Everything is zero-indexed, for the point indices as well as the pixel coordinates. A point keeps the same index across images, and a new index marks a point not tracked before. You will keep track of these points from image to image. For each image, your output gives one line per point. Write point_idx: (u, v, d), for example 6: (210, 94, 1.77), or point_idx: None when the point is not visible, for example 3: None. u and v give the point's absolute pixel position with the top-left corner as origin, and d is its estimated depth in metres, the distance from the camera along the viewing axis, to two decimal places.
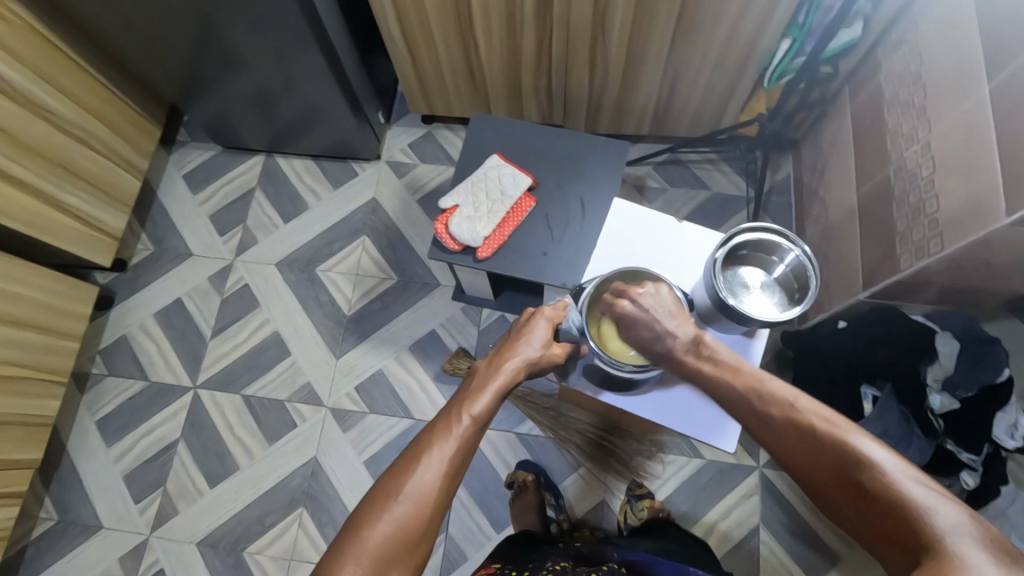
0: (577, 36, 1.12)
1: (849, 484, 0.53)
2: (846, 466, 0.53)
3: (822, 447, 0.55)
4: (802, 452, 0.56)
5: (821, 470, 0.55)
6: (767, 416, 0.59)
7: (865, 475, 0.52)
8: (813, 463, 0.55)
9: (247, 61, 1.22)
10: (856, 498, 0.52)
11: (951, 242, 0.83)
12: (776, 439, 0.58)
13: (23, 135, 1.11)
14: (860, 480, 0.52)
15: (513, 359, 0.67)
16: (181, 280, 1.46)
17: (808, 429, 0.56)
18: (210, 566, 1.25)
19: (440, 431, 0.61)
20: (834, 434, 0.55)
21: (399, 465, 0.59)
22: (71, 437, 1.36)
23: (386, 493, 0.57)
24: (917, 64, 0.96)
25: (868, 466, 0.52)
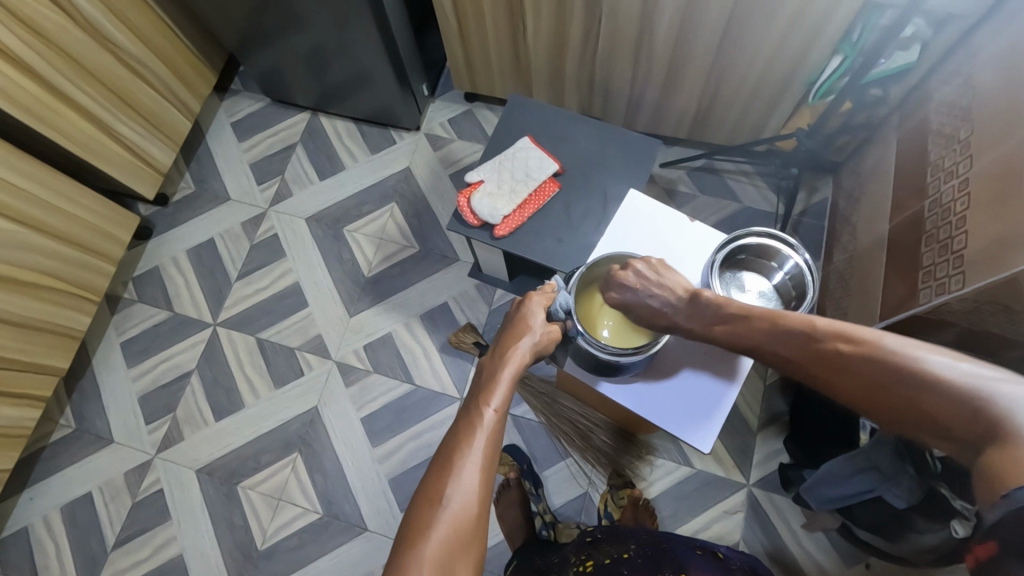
0: (624, 30, 1.12)
1: (890, 389, 0.53)
2: (889, 372, 0.53)
3: (858, 365, 0.56)
4: (837, 374, 0.57)
5: (863, 385, 0.55)
6: (795, 350, 0.60)
7: (906, 373, 0.52)
8: (852, 383, 0.56)
9: (303, 20, 1.26)
10: (903, 403, 0.52)
11: (973, 282, 0.81)
12: (810, 372, 0.59)
13: (86, 62, 1.17)
14: (907, 376, 0.52)
15: (519, 343, 0.65)
16: (216, 221, 1.53)
17: (836, 354, 0.57)
18: (205, 492, 1.32)
19: (470, 428, 0.58)
20: (863, 348, 0.56)
21: (435, 472, 0.55)
22: (97, 353, 1.44)
23: (428, 501, 0.53)
24: (968, 97, 0.92)
25: (910, 367, 0.52)
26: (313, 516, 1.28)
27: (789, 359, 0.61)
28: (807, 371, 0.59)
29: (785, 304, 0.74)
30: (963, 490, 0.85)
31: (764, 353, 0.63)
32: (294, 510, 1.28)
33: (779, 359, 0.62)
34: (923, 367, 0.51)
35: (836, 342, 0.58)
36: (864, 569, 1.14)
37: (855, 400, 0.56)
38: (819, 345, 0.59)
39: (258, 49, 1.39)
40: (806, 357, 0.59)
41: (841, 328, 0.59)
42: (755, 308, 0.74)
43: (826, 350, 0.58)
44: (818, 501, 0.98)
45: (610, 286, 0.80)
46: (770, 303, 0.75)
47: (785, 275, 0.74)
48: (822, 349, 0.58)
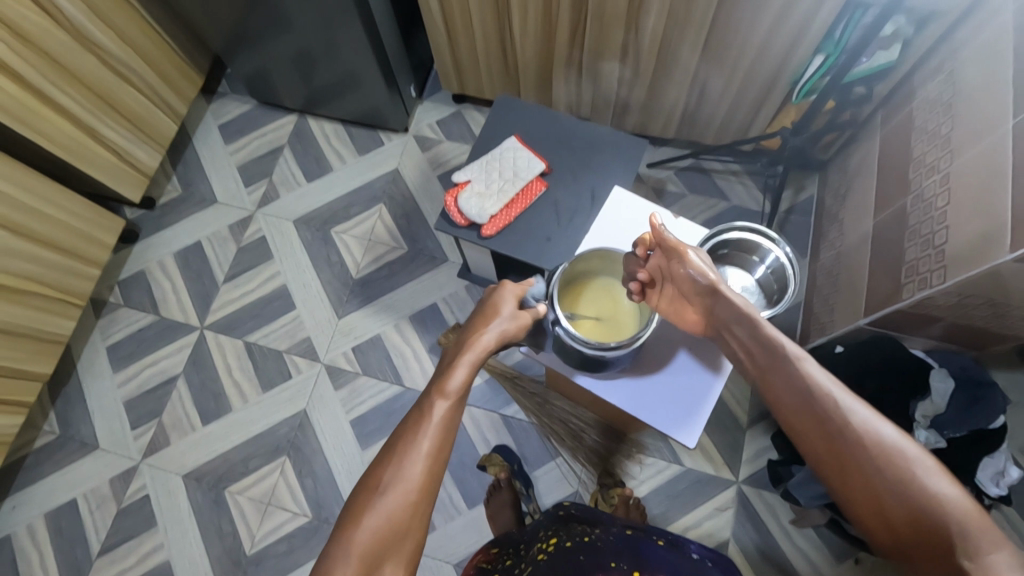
0: (610, 30, 1.12)
1: (906, 510, 0.51)
2: (908, 500, 0.51)
3: (892, 477, 0.52)
4: (856, 470, 0.54)
5: (881, 490, 0.52)
6: (830, 426, 0.56)
7: (927, 508, 0.50)
8: (872, 482, 0.53)
9: (289, 23, 1.25)
10: (906, 527, 0.51)
11: (955, 275, 0.82)
12: (796, 420, 0.59)
13: (70, 65, 1.16)
14: (892, 464, 0.53)
15: (484, 331, 0.65)
16: (203, 224, 1.52)
17: (833, 417, 0.56)
18: (192, 498, 1.30)
19: (420, 414, 0.58)
20: (903, 467, 0.52)
21: (383, 457, 0.56)
22: (82, 358, 1.43)
23: (368, 486, 0.54)
24: (949, 94, 0.94)
25: (933, 502, 0.50)
26: (302, 520, 1.26)
27: (809, 419, 0.57)
28: (830, 444, 0.56)
29: (768, 298, 0.75)
30: None
31: (795, 409, 0.59)
32: (283, 514, 1.27)
33: (809, 422, 0.57)
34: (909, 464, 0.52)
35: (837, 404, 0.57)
36: (853, 564, 1.15)
37: (862, 500, 0.53)
38: (859, 431, 0.55)
39: (244, 52, 1.38)
40: (840, 434, 0.55)
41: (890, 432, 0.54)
42: None
43: (863, 440, 0.54)
44: (806, 497, 0.99)
45: (591, 283, 0.80)
46: (753, 297, 0.75)
47: (767, 269, 0.74)
48: (872, 443, 0.54)
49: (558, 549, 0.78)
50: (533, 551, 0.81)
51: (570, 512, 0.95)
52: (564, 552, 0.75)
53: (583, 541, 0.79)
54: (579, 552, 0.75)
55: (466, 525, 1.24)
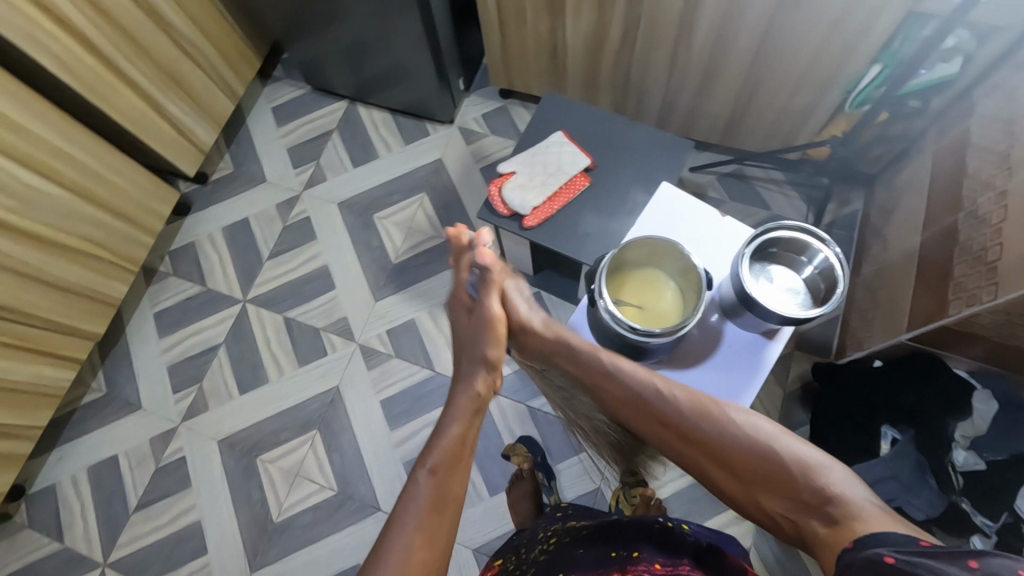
0: (663, 31, 1.13)
1: (771, 475, 0.57)
2: (772, 464, 0.57)
3: (755, 449, 0.58)
4: (733, 453, 0.59)
5: (749, 464, 0.58)
6: (704, 423, 0.62)
7: (788, 466, 0.56)
8: (739, 459, 0.59)
9: (350, 12, 1.29)
10: (780, 489, 0.56)
11: (1006, 293, 0.81)
12: (665, 424, 0.65)
13: (142, 42, 1.23)
14: (749, 442, 0.59)
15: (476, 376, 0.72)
16: (252, 202, 1.57)
17: (692, 413, 0.63)
18: (225, 463, 1.35)
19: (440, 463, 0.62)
20: (761, 439, 0.59)
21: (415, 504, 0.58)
22: (131, 322, 1.49)
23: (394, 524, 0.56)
24: (1009, 110, 0.92)
25: (791, 460, 0.57)
26: (327, 494, 1.30)
27: (672, 420, 0.64)
28: (699, 434, 0.62)
29: (814, 299, 0.74)
30: (985, 506, 0.92)
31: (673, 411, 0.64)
32: (311, 486, 1.31)
33: (687, 422, 0.63)
34: (761, 436, 0.59)
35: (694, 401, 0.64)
36: None
37: (738, 473, 0.59)
38: (718, 418, 0.62)
39: (303, 38, 1.43)
40: (702, 426, 0.62)
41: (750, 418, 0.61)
42: (783, 302, 0.74)
43: (725, 425, 0.61)
44: None
45: (636, 271, 0.80)
46: (797, 297, 0.75)
47: (814, 270, 0.74)
48: (736, 428, 0.60)
49: (557, 545, 0.80)
50: (539, 543, 0.84)
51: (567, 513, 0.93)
52: (565, 550, 0.76)
53: (580, 533, 0.80)
54: (579, 546, 0.75)
55: (486, 512, 1.26)
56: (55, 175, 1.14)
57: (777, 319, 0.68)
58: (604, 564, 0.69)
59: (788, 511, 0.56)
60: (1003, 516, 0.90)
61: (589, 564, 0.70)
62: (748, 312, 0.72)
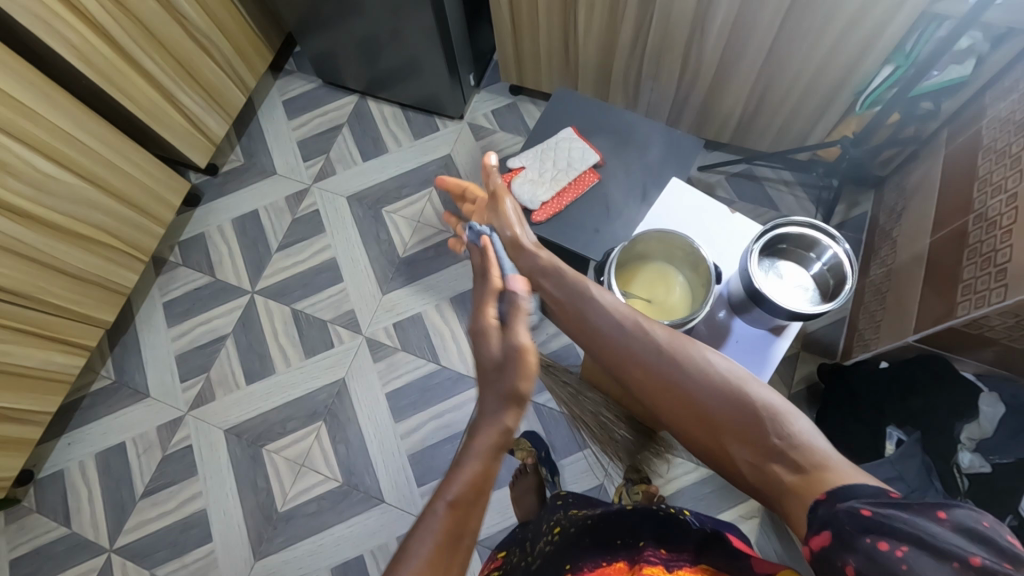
0: (676, 30, 1.13)
1: (739, 417, 0.56)
2: (743, 408, 0.56)
3: (726, 393, 0.58)
4: (704, 394, 0.59)
5: (718, 405, 0.58)
6: (677, 361, 0.62)
7: (757, 411, 0.55)
8: (708, 399, 0.58)
9: (363, 6, 1.30)
10: (747, 432, 0.55)
11: (1015, 295, 0.81)
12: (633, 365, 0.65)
13: (157, 32, 1.24)
14: (715, 383, 0.59)
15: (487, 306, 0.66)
16: (262, 194, 1.58)
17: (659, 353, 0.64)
18: (232, 452, 1.36)
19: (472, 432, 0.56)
20: (735, 383, 0.58)
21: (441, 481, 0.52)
22: (140, 311, 1.51)
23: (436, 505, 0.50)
24: (1022, 113, 0.92)
25: (763, 406, 0.56)
26: (332, 485, 1.31)
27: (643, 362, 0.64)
28: (668, 374, 0.61)
29: (822, 296, 0.74)
30: (991, 507, 0.91)
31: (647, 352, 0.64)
32: (316, 477, 1.32)
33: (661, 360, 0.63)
34: (728, 379, 0.58)
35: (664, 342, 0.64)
36: None
37: (704, 415, 0.58)
38: (688, 359, 0.62)
39: (316, 32, 1.44)
40: (669, 362, 0.62)
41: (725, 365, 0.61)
42: (792, 298, 0.74)
43: (697, 366, 0.60)
44: None
45: (645, 266, 0.81)
46: (806, 294, 0.75)
47: (823, 266, 0.74)
48: (709, 370, 0.60)
49: (561, 535, 0.80)
50: (544, 533, 0.85)
51: (568, 501, 0.93)
52: (573, 541, 0.76)
53: (581, 520, 0.80)
54: (582, 534, 0.76)
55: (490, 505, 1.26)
56: (69, 163, 1.15)
57: (785, 314, 0.68)
58: (608, 551, 0.70)
59: (750, 457, 0.55)
60: (1008, 518, 0.89)
61: (595, 556, 0.70)
62: (756, 308, 0.72)
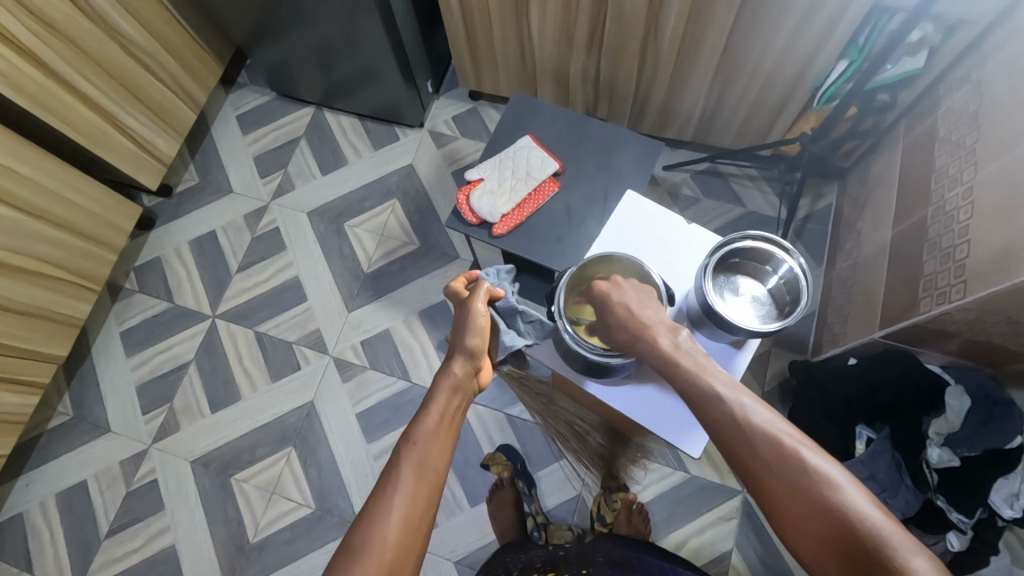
0: (629, 32, 1.11)
1: (808, 501, 0.53)
2: (817, 493, 0.53)
3: (795, 469, 0.55)
4: (771, 470, 0.56)
5: (786, 483, 0.54)
6: (743, 429, 0.58)
7: (832, 496, 0.53)
8: (778, 477, 0.55)
9: (311, 17, 1.26)
10: (821, 519, 0.52)
11: (974, 292, 0.80)
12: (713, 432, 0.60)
13: (92, 51, 1.18)
14: (780, 460, 0.56)
15: (450, 365, 0.68)
16: (219, 213, 1.53)
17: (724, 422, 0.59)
18: (200, 483, 1.32)
19: (401, 468, 0.60)
20: (808, 461, 0.55)
21: (361, 520, 0.57)
22: (97, 341, 1.45)
23: (345, 551, 0.55)
24: (976, 105, 0.91)
25: (833, 487, 0.53)
26: (306, 511, 1.27)
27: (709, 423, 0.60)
28: (734, 446, 0.58)
29: (779, 309, 0.73)
30: (961, 501, 0.92)
31: (710, 411, 0.61)
32: (288, 503, 1.28)
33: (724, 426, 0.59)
34: (796, 458, 0.55)
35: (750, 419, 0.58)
36: None
37: (769, 489, 0.55)
38: (755, 430, 0.58)
39: (264, 43, 1.39)
40: (733, 434, 0.58)
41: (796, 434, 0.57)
42: (748, 313, 0.73)
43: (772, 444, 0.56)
44: None
45: None
46: (762, 309, 0.73)
47: (779, 279, 0.73)
48: (771, 437, 0.57)
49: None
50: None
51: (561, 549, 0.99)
52: None
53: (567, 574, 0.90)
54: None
55: (467, 522, 1.24)
56: (4, 195, 1.10)
57: (745, 334, 0.67)
58: None
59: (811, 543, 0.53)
60: (977, 511, 0.91)
61: None
62: (713, 326, 0.70)
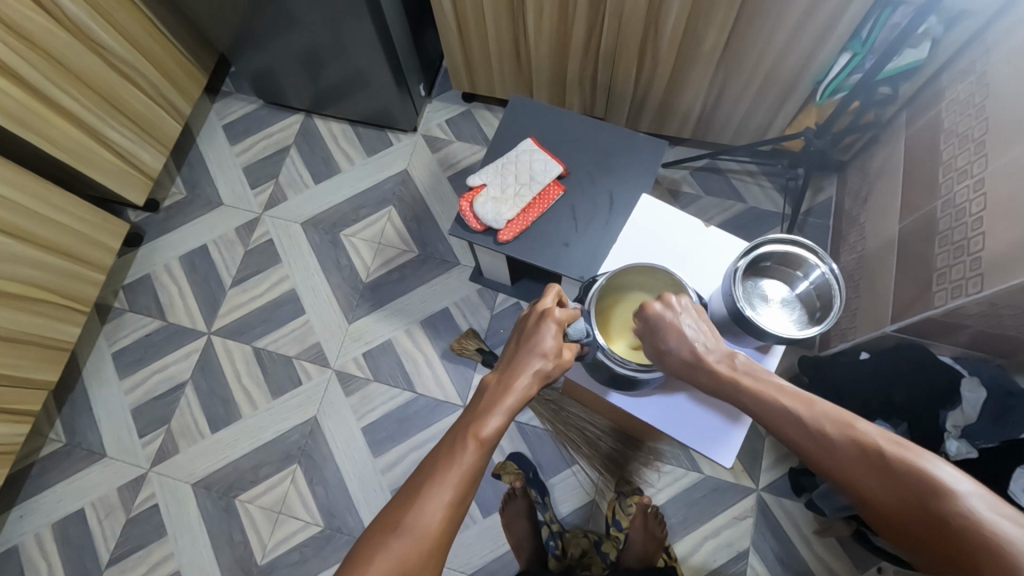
0: (629, 31, 1.09)
1: (908, 503, 0.51)
2: (920, 491, 0.51)
3: (887, 471, 0.53)
4: (866, 477, 0.53)
5: (883, 492, 0.52)
6: (825, 438, 0.56)
7: (939, 495, 0.50)
8: (872, 485, 0.53)
9: (299, 23, 1.22)
10: (927, 521, 0.50)
11: (991, 285, 0.80)
12: (831, 460, 0.56)
13: (70, 63, 1.12)
14: (923, 499, 0.50)
15: (520, 370, 0.63)
16: (209, 226, 1.49)
17: (869, 451, 0.54)
18: (202, 506, 1.28)
19: (447, 459, 0.58)
20: (903, 459, 0.52)
21: (402, 498, 0.57)
22: (88, 363, 1.40)
23: (383, 527, 0.56)
24: (982, 96, 0.91)
25: (939, 488, 0.50)
26: (314, 530, 1.24)
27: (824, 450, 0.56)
28: (858, 478, 0.54)
29: (809, 315, 0.73)
30: None
31: (784, 425, 0.59)
32: (295, 523, 1.25)
33: (801, 436, 0.57)
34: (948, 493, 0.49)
35: (871, 442, 0.54)
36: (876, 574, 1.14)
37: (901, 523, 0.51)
38: (893, 462, 0.53)
39: (250, 50, 1.35)
40: (861, 466, 0.54)
41: (878, 431, 0.55)
42: (779, 318, 0.73)
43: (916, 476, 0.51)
44: (831, 507, 1.02)
45: (624, 298, 0.77)
46: (793, 312, 0.73)
47: (809, 284, 0.72)
48: (859, 446, 0.55)
49: None
50: None
51: None
52: None
53: None
54: None
55: (481, 534, 1.22)
56: None
57: (778, 340, 0.67)
58: None
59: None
60: None
61: None
62: (742, 332, 0.70)
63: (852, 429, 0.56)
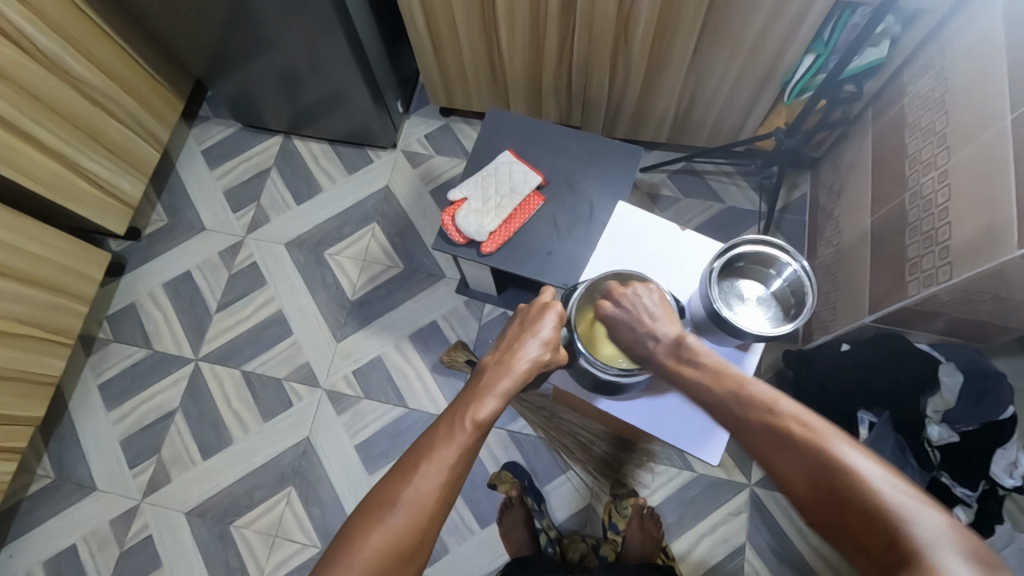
0: (600, 41, 1.12)
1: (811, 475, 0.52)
2: (824, 470, 0.51)
3: (796, 450, 0.54)
4: (779, 454, 0.55)
5: (783, 458, 0.54)
6: (747, 421, 0.58)
7: (839, 471, 0.50)
8: (788, 464, 0.54)
9: (273, 45, 1.23)
10: (827, 494, 0.50)
11: (960, 272, 0.82)
12: (756, 442, 0.57)
13: (47, 97, 1.13)
14: (830, 474, 0.51)
15: (519, 355, 0.66)
16: (192, 251, 1.49)
17: (786, 430, 0.55)
18: (197, 534, 1.27)
19: (445, 438, 0.60)
20: (812, 439, 0.53)
21: (396, 475, 0.58)
22: (74, 396, 1.39)
23: (379, 503, 0.56)
24: (943, 90, 0.94)
25: (840, 467, 0.50)
26: (312, 551, 1.24)
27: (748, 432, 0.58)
28: (775, 461, 0.55)
29: (785, 311, 0.75)
30: (965, 477, 0.96)
31: (716, 411, 0.61)
32: (292, 546, 1.24)
33: (727, 418, 0.60)
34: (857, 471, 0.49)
35: (785, 422, 0.56)
36: None
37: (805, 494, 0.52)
38: (800, 441, 0.54)
39: (226, 74, 1.35)
40: (778, 445, 0.55)
41: (799, 412, 0.56)
42: (756, 316, 0.74)
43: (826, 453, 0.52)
44: None
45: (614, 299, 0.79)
46: (770, 310, 0.75)
47: (784, 282, 0.74)
48: (774, 426, 0.56)
49: None
50: None
51: None
52: None
53: None
54: None
55: (479, 545, 1.22)
56: None
57: (755, 338, 0.68)
58: None
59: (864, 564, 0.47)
60: (981, 484, 0.95)
61: None
62: (721, 332, 0.72)
63: (773, 411, 0.57)
